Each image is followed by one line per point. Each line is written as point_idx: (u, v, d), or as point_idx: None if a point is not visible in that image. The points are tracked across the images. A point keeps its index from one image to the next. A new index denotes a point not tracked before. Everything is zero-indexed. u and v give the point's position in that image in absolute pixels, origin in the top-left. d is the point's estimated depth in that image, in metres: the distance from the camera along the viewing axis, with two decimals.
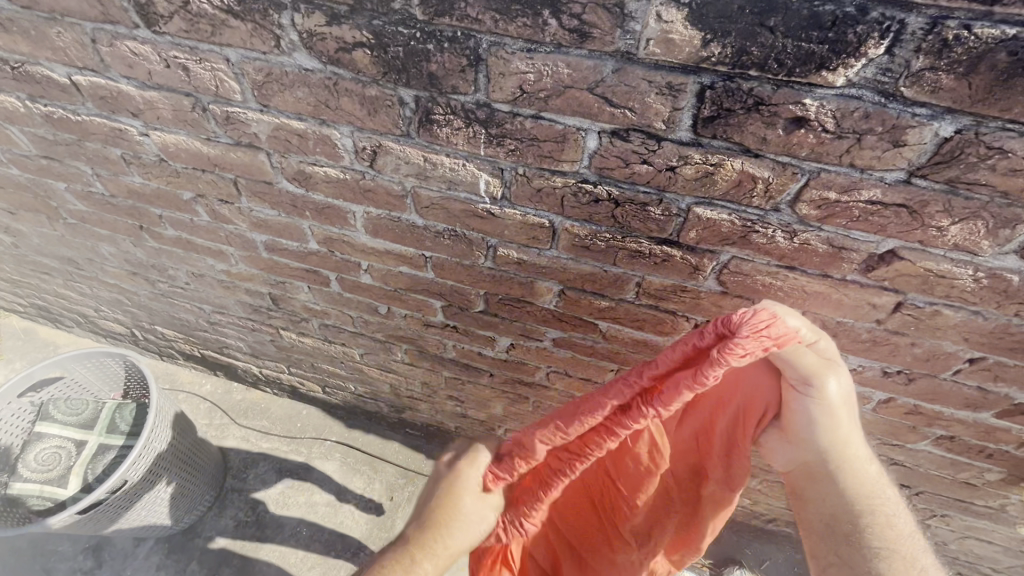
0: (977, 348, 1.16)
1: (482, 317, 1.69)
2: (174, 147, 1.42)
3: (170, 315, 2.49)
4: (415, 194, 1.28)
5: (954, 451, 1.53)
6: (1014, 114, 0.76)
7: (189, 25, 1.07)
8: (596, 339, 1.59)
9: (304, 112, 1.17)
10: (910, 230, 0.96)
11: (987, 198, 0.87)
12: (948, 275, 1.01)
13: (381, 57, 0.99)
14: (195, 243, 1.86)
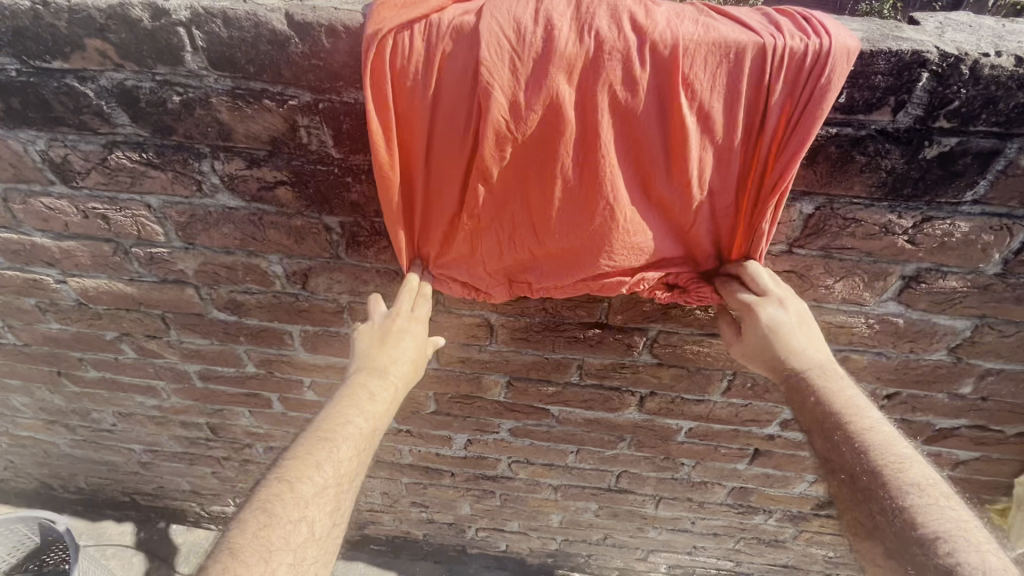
0: (889, 384, 1.26)
1: (435, 418, 1.67)
2: (96, 291, 1.38)
3: (94, 460, 2.27)
4: (351, 308, 1.29)
5: None
6: (855, 192, 0.90)
7: (108, 179, 1.09)
8: (551, 423, 1.60)
9: (231, 246, 1.18)
10: (803, 290, 1.07)
11: (857, 259, 1.00)
12: (846, 324, 1.12)
13: (304, 191, 1.05)
14: (122, 382, 1.75)
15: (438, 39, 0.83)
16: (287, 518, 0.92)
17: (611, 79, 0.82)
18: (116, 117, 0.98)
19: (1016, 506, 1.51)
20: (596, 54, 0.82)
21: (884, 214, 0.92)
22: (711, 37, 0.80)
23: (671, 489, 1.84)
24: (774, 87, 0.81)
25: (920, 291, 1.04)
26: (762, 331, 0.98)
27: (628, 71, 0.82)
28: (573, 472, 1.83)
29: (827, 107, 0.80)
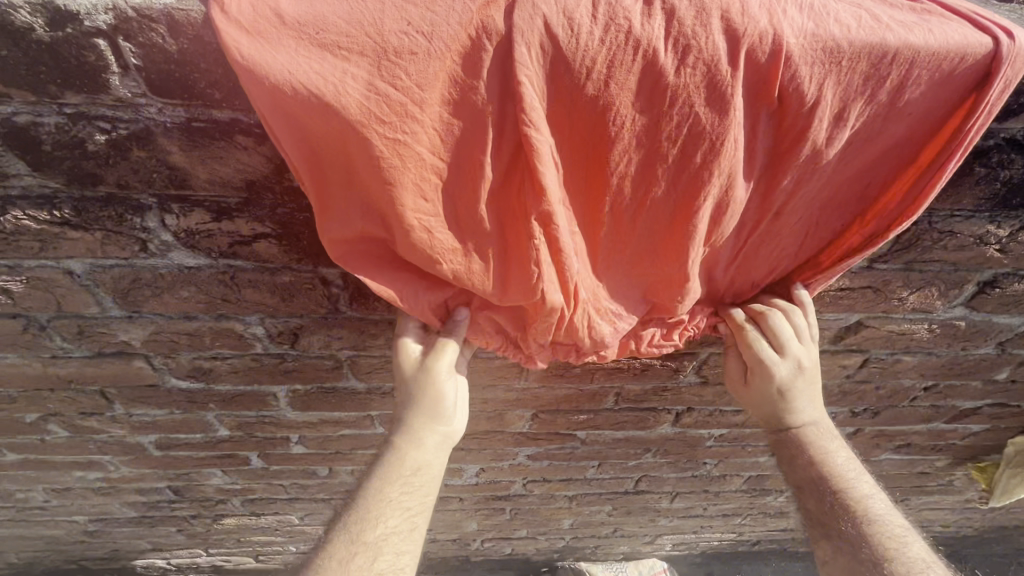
0: (931, 378, 1.23)
1: (445, 453, 1.50)
2: (2, 375, 1.06)
3: (26, 535, 1.92)
4: (352, 362, 1.07)
5: (912, 453, 1.63)
6: (960, 204, 0.79)
7: (3, 244, 0.78)
8: (575, 445, 1.47)
9: (193, 310, 0.92)
10: (874, 304, 0.98)
11: (938, 269, 0.91)
12: (908, 331, 1.05)
13: (293, 243, 0.80)
14: (53, 460, 1.43)
15: (452, 34, 0.55)
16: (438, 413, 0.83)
17: (695, 89, 0.58)
18: (5, 165, 0.68)
19: (1008, 463, 1.58)
20: (680, 54, 0.57)
21: (981, 225, 0.83)
22: (836, 24, 0.58)
23: (689, 485, 1.80)
24: (916, 85, 0.61)
25: (991, 295, 0.97)
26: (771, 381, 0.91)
27: (722, 77, 0.57)
28: (592, 483, 1.74)
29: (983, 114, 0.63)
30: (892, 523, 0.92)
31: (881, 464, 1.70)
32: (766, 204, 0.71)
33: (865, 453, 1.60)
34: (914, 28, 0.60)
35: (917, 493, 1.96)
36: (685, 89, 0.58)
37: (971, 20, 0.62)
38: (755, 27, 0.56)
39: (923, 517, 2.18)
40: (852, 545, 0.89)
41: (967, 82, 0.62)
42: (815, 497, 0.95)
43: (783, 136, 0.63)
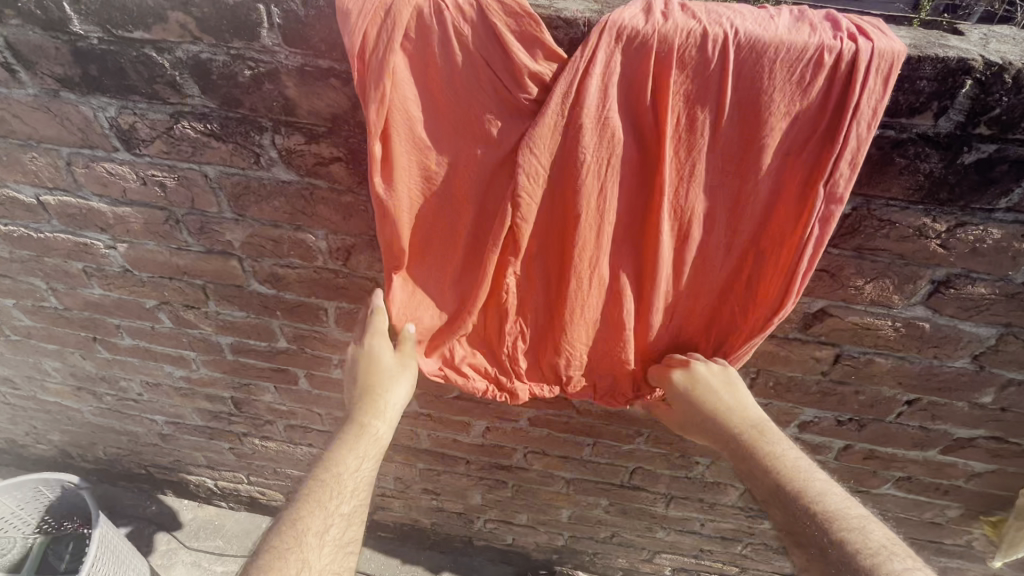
0: (911, 390, 1.28)
1: (457, 403, 1.71)
2: (142, 259, 1.44)
3: (116, 429, 2.34)
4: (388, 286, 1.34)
5: (914, 491, 1.61)
6: (892, 193, 0.93)
7: (170, 147, 1.14)
8: (570, 414, 1.63)
9: (280, 219, 1.24)
10: (833, 290, 1.10)
11: (888, 260, 1.03)
12: (873, 326, 1.15)
13: (357, 168, 1.09)
14: (154, 351, 1.81)
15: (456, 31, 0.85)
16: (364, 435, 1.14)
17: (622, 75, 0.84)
18: (186, 88, 1.03)
19: (1015, 515, 1.52)
20: (610, 48, 0.83)
21: (918, 217, 0.96)
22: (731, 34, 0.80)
23: (683, 489, 1.86)
24: (798, 82, 0.81)
25: (948, 296, 1.07)
26: (686, 392, 1.10)
27: (641, 68, 0.83)
28: (587, 466, 1.86)
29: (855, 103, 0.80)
30: (852, 513, 0.98)
31: (884, 499, 1.68)
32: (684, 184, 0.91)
33: (861, 480, 1.61)
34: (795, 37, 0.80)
35: (934, 553, 1.87)
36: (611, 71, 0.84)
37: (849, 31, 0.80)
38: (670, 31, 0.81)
39: None
40: (825, 551, 0.92)
41: (839, 81, 0.80)
42: (779, 500, 1.01)
43: (686, 122, 0.86)
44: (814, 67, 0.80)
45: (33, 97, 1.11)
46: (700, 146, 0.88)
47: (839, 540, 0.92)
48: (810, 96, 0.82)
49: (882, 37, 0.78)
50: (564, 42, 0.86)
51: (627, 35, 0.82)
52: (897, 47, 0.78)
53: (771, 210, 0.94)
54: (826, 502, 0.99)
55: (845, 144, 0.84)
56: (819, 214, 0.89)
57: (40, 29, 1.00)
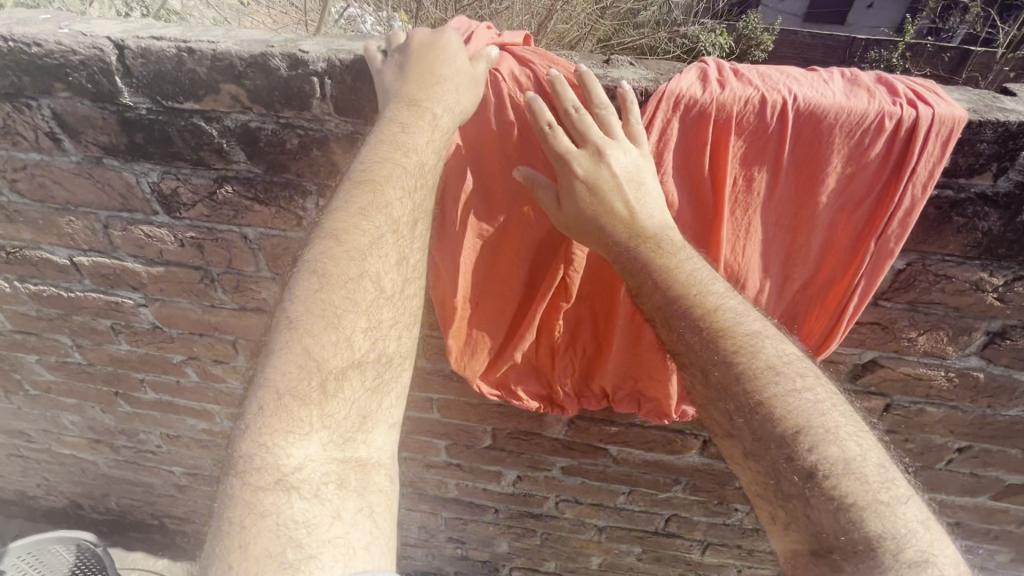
0: (963, 438, 1.25)
1: (488, 453, 1.67)
2: (174, 317, 1.42)
3: (131, 480, 2.28)
4: (425, 342, 1.32)
5: (963, 536, 1.56)
6: (949, 250, 0.92)
7: (211, 210, 1.14)
8: (606, 463, 1.59)
9: None
10: (885, 342, 1.08)
11: (943, 312, 1.02)
12: (926, 377, 1.13)
13: None
14: (178, 404, 1.77)
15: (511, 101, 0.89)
16: (393, 201, 0.87)
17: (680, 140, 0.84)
18: (232, 154, 1.03)
19: None
20: (668, 116, 0.83)
21: (975, 272, 0.95)
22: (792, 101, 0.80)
23: (721, 535, 1.80)
24: (857, 148, 0.81)
25: (1004, 346, 1.05)
26: (579, 198, 0.84)
27: (699, 135, 0.83)
28: (622, 514, 1.80)
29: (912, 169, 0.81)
30: (835, 422, 0.81)
31: None
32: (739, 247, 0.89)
33: None
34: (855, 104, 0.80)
35: None
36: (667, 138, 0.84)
37: (906, 97, 0.81)
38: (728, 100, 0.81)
39: None
40: (794, 477, 0.78)
41: (897, 146, 0.81)
42: (750, 424, 0.82)
43: (744, 187, 0.85)
44: (874, 133, 0.80)
45: (76, 164, 1.11)
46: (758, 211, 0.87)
47: (815, 484, 0.77)
48: (870, 159, 0.82)
49: (941, 104, 0.79)
50: (620, 110, 0.88)
51: (685, 103, 0.82)
52: (957, 113, 0.78)
53: (827, 266, 0.93)
54: (804, 411, 0.81)
55: (901, 206, 0.84)
56: (869, 269, 0.89)
57: (89, 101, 1.00)
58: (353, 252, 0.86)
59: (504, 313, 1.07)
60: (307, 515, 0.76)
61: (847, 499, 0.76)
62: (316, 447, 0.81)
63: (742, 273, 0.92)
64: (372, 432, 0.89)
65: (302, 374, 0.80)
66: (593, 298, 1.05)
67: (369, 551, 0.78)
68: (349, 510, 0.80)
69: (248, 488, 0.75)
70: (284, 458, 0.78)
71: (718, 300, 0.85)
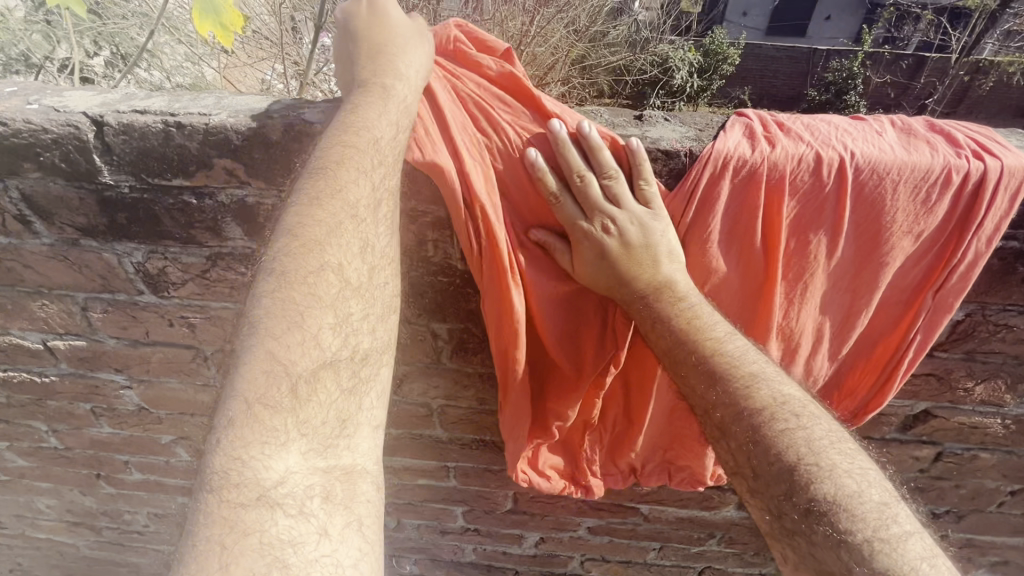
0: (1016, 481, 1.19)
1: (509, 516, 1.56)
2: (163, 397, 1.29)
3: (115, 561, 2.10)
4: (442, 412, 1.22)
5: (1012, 574, 1.49)
6: (1011, 300, 0.86)
7: (204, 288, 1.03)
8: (636, 522, 1.49)
9: None
10: (939, 393, 1.02)
11: (1002, 361, 0.96)
12: (980, 425, 1.07)
13: (418, 301, 0.99)
14: (166, 484, 1.62)
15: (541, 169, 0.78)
16: (364, 194, 0.72)
17: (728, 203, 0.77)
18: (228, 230, 0.93)
19: None
20: (715, 178, 0.76)
21: None
22: (847, 156, 0.74)
23: None
24: (919, 202, 0.75)
25: None
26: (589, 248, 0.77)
27: (749, 195, 0.76)
28: (652, 570, 1.70)
29: (977, 224, 0.75)
30: (843, 457, 0.72)
31: None
32: (793, 311, 0.82)
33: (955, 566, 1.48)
34: (914, 158, 0.74)
35: None
36: (716, 200, 0.77)
37: (966, 147, 0.76)
38: (780, 157, 0.75)
39: None
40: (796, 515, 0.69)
41: (963, 199, 0.75)
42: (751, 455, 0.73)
43: (798, 247, 0.78)
44: (936, 188, 0.74)
45: (48, 246, 1.00)
46: (813, 271, 0.79)
47: (820, 521, 0.67)
48: (933, 213, 0.75)
49: (1003, 154, 0.74)
50: (662, 173, 0.80)
51: (733, 163, 0.75)
52: None
53: (884, 326, 0.86)
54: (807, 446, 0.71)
55: (967, 263, 0.78)
56: (932, 327, 0.82)
57: (63, 180, 0.90)
58: (320, 239, 0.68)
59: (533, 393, 0.96)
60: (295, 533, 0.57)
61: (852, 543, 0.65)
62: (297, 453, 0.61)
63: (797, 339, 0.84)
64: (361, 427, 0.69)
65: (268, 380, 0.60)
66: (627, 368, 0.96)
67: (371, 568, 0.61)
68: (338, 524, 0.62)
69: (224, 506, 0.55)
70: (262, 470, 0.58)
71: (715, 343, 0.76)
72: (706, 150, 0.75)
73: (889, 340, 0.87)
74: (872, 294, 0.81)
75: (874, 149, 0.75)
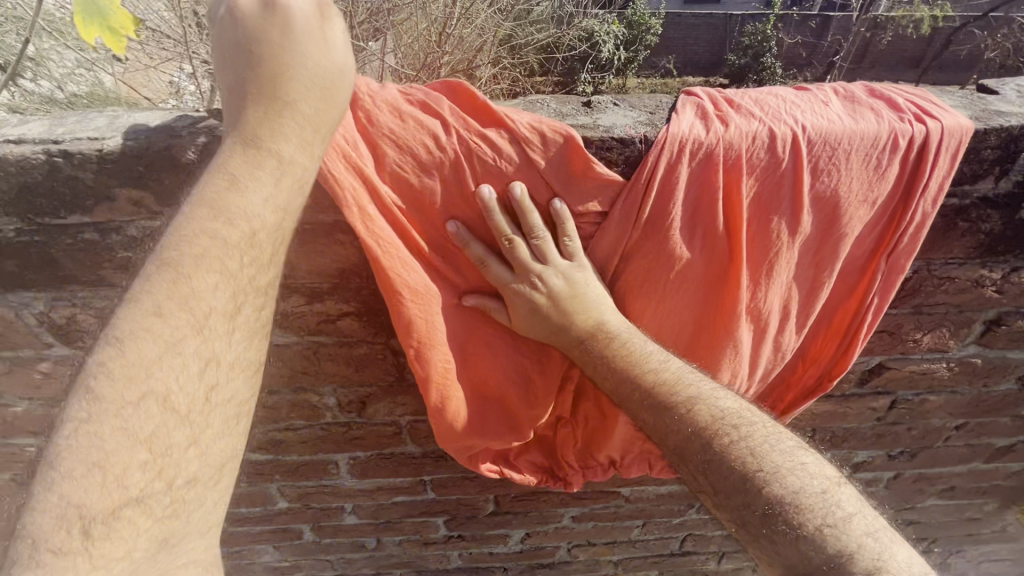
0: (959, 417, 1.28)
1: (492, 518, 1.53)
2: None
3: None
4: (412, 427, 1.16)
5: (957, 497, 1.62)
6: (953, 253, 0.90)
7: None
8: (619, 504, 1.50)
9: (276, 384, 1.03)
10: (892, 347, 1.06)
11: (946, 311, 1.01)
12: (928, 371, 1.13)
13: (373, 319, 0.92)
14: None
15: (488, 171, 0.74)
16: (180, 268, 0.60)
17: (688, 189, 0.75)
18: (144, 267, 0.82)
19: None
20: (673, 165, 0.73)
21: (976, 270, 0.93)
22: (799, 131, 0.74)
23: (734, 543, 1.78)
24: (870, 170, 0.76)
25: (1000, 332, 1.06)
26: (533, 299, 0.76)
27: (708, 180, 0.74)
28: (637, 545, 1.73)
29: (923, 186, 0.77)
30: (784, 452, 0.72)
31: (929, 511, 1.67)
32: (760, 290, 0.82)
33: (909, 499, 1.59)
34: (862, 127, 0.74)
35: (972, 543, 1.90)
36: (676, 188, 0.74)
37: (908, 111, 0.77)
38: (735, 138, 0.73)
39: (982, 570, 2.10)
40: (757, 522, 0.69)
41: (909, 163, 0.76)
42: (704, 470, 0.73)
43: (760, 226, 0.78)
44: (885, 155, 0.75)
45: None
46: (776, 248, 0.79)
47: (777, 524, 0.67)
48: (882, 180, 0.76)
49: (942, 115, 0.76)
50: (618, 162, 0.76)
51: (690, 148, 0.73)
52: (963, 123, 0.75)
53: (842, 291, 0.88)
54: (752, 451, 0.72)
55: (916, 224, 0.80)
56: (888, 288, 0.85)
57: None
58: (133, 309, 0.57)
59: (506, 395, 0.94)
60: None
61: (806, 533, 0.65)
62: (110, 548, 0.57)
63: (765, 317, 0.84)
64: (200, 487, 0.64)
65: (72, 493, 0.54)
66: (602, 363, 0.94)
67: None
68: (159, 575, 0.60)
69: None
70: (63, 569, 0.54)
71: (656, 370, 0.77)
72: (662, 136, 0.73)
73: (849, 306, 0.88)
74: (833, 264, 0.81)
75: (823, 121, 0.75)
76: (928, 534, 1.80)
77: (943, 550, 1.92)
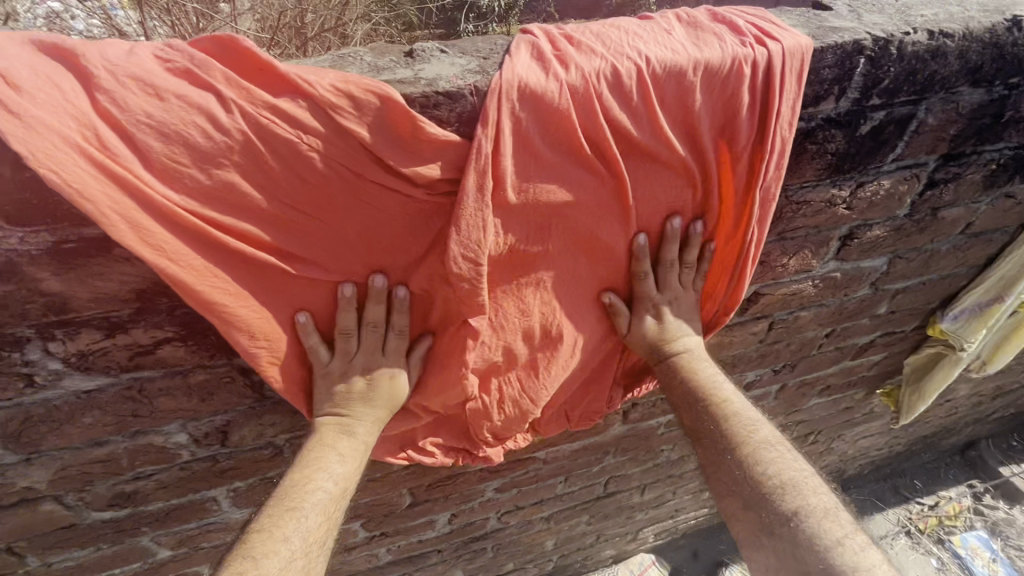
0: (828, 326, 1.37)
1: (412, 510, 1.46)
2: None
3: None
4: (292, 444, 1.04)
5: (834, 393, 1.79)
6: (805, 178, 0.91)
7: None
8: (537, 467, 1.49)
9: (103, 434, 0.85)
10: (764, 275, 1.09)
11: (805, 233, 1.04)
12: (797, 290, 1.18)
13: (202, 341, 0.77)
14: None
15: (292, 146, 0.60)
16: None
17: (536, 139, 0.67)
18: None
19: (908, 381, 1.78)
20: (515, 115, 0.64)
21: (827, 190, 0.96)
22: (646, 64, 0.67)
23: (653, 475, 1.86)
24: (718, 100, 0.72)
25: (853, 246, 1.12)
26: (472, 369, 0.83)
27: (556, 127, 0.67)
28: (563, 499, 1.75)
29: (773, 113, 0.74)
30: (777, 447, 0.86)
31: (813, 410, 1.85)
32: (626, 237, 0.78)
33: (795, 403, 1.74)
34: (708, 53, 0.69)
35: (849, 427, 2.15)
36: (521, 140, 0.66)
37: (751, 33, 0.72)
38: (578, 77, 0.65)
39: (859, 446, 2.40)
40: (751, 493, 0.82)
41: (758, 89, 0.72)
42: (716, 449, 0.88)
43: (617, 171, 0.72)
44: (733, 82, 0.71)
45: None
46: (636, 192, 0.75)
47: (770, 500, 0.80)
48: (731, 109, 0.73)
49: (785, 35, 0.72)
50: (451, 120, 0.65)
51: (530, 93, 0.64)
52: (802, 42, 0.73)
53: (709, 226, 0.86)
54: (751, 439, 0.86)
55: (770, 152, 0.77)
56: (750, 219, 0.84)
57: None
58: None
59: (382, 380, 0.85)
60: None
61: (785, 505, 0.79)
62: None
63: None
64: None
65: None
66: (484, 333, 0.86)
67: None
68: None
69: None
70: None
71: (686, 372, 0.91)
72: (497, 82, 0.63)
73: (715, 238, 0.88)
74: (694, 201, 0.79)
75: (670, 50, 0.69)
76: (814, 429, 2.01)
77: (828, 438, 2.17)
